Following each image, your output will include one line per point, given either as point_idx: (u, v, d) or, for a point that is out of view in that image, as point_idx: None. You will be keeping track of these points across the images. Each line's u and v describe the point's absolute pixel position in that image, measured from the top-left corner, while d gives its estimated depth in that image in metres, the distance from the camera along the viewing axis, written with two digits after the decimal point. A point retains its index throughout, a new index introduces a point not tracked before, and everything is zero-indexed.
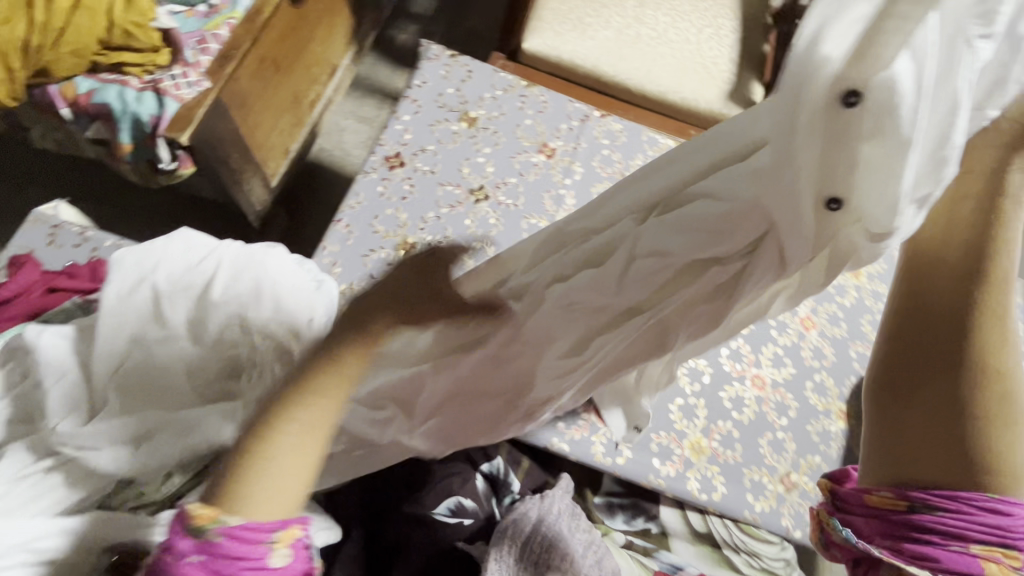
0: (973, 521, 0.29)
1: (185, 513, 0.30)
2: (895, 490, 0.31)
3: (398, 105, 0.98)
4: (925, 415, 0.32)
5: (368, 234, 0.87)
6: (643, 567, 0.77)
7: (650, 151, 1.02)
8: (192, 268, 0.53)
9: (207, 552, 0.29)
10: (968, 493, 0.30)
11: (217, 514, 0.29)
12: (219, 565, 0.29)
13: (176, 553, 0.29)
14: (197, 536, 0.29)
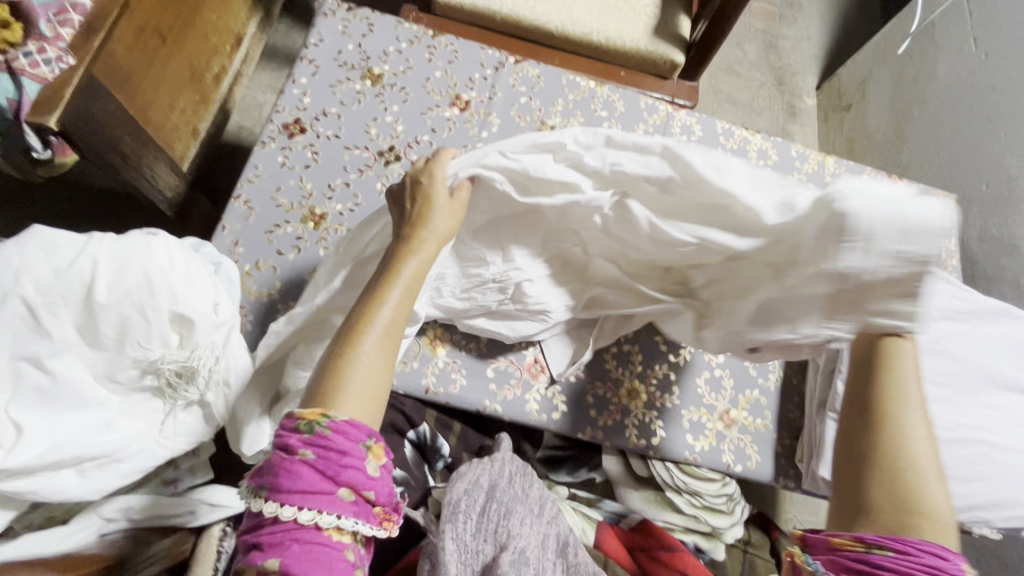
0: (913, 558, 0.42)
1: (297, 414, 0.41)
2: (852, 534, 0.45)
3: (294, 67, 0.91)
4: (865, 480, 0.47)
5: (270, 208, 0.81)
6: (586, 517, 0.77)
7: (570, 95, 0.97)
8: (112, 290, 0.58)
9: (317, 449, 0.40)
10: (910, 539, 0.43)
11: (328, 411, 0.41)
12: (330, 460, 0.40)
13: (289, 446, 0.40)
14: (306, 432, 0.40)
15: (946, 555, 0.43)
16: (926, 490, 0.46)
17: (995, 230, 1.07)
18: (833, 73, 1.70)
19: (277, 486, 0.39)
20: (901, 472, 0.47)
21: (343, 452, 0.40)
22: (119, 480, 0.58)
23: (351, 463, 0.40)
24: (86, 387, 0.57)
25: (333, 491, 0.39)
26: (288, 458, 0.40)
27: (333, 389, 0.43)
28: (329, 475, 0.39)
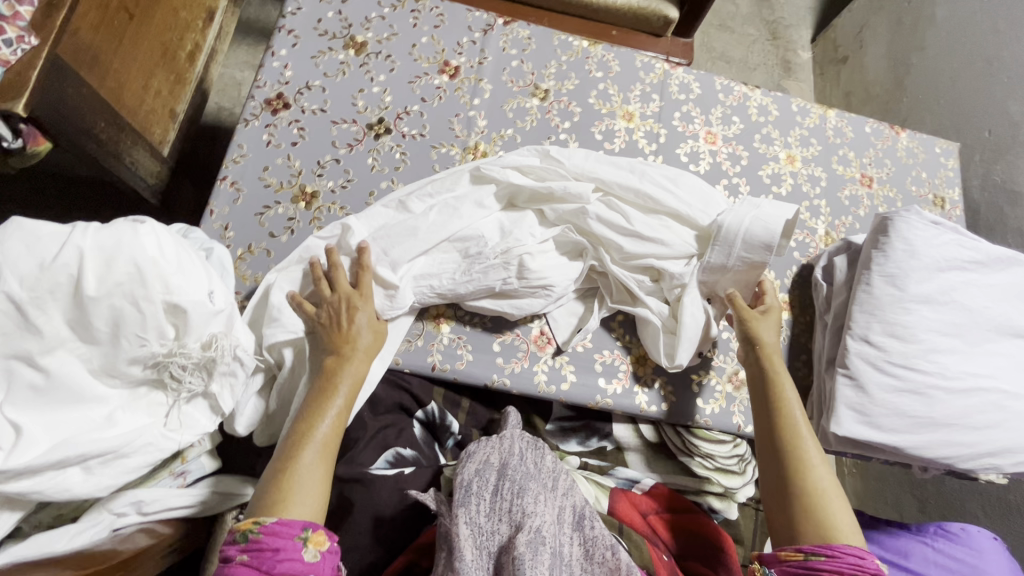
0: (839, 560, 0.54)
1: (234, 528, 0.50)
2: (792, 547, 0.57)
3: (273, 39, 0.86)
4: (776, 498, 0.61)
5: (258, 188, 0.78)
6: (598, 485, 0.77)
7: (563, 57, 0.93)
8: (101, 282, 0.54)
9: (251, 552, 0.48)
10: (834, 544, 0.55)
11: (258, 520, 0.50)
12: (263, 557, 0.48)
13: (229, 556, 0.49)
14: (241, 541, 0.49)
15: (864, 554, 0.54)
16: (830, 512, 0.58)
17: (997, 178, 1.05)
18: (828, 24, 1.65)
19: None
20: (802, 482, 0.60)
21: (276, 546, 0.48)
22: (127, 475, 0.57)
23: (285, 555, 0.48)
24: (84, 383, 0.55)
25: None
26: (229, 565, 0.48)
27: (281, 499, 0.52)
28: (264, 571, 0.47)
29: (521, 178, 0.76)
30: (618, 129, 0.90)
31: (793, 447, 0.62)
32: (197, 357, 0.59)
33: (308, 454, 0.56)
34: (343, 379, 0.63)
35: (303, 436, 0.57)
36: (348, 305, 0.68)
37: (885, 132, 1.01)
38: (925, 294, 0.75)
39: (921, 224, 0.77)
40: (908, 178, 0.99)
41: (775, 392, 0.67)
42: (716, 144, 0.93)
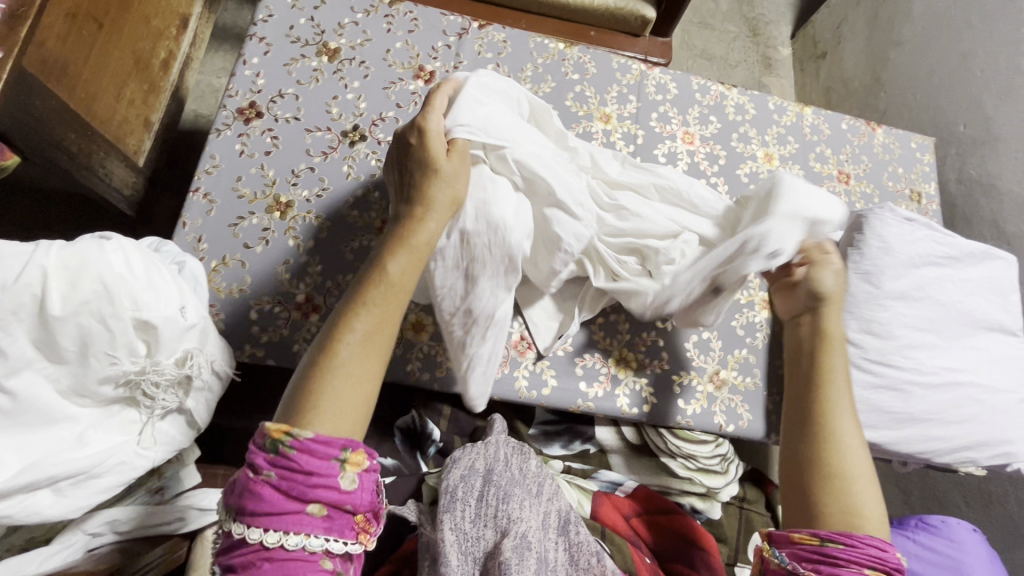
0: (860, 550, 0.48)
1: (265, 429, 0.42)
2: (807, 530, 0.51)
3: (244, 47, 0.85)
4: (795, 468, 0.56)
5: (232, 199, 0.77)
6: (581, 489, 0.77)
7: (539, 59, 0.92)
8: (66, 301, 0.53)
9: (282, 469, 0.41)
10: (854, 532, 0.50)
11: (291, 431, 0.42)
12: (294, 481, 0.41)
13: (255, 466, 0.41)
14: (272, 452, 0.41)
15: (886, 546, 0.49)
16: (855, 495, 0.53)
17: (972, 171, 1.06)
18: (806, 20, 1.66)
19: (247, 509, 0.41)
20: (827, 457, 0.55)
21: (309, 471, 0.41)
22: (100, 495, 0.56)
23: (322, 480, 0.41)
24: (52, 403, 0.54)
25: (300, 509, 0.41)
26: (254, 475, 0.41)
27: (313, 404, 0.43)
28: (296, 496, 0.41)
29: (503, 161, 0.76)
30: (595, 131, 0.90)
31: (830, 428, 0.57)
32: (170, 373, 0.58)
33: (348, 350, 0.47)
34: (395, 263, 0.52)
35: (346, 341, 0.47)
36: (424, 171, 0.57)
37: (862, 129, 1.01)
38: (900, 291, 0.75)
39: (895, 221, 0.77)
40: (884, 173, 1.00)
41: (819, 371, 0.62)
42: (694, 144, 0.93)
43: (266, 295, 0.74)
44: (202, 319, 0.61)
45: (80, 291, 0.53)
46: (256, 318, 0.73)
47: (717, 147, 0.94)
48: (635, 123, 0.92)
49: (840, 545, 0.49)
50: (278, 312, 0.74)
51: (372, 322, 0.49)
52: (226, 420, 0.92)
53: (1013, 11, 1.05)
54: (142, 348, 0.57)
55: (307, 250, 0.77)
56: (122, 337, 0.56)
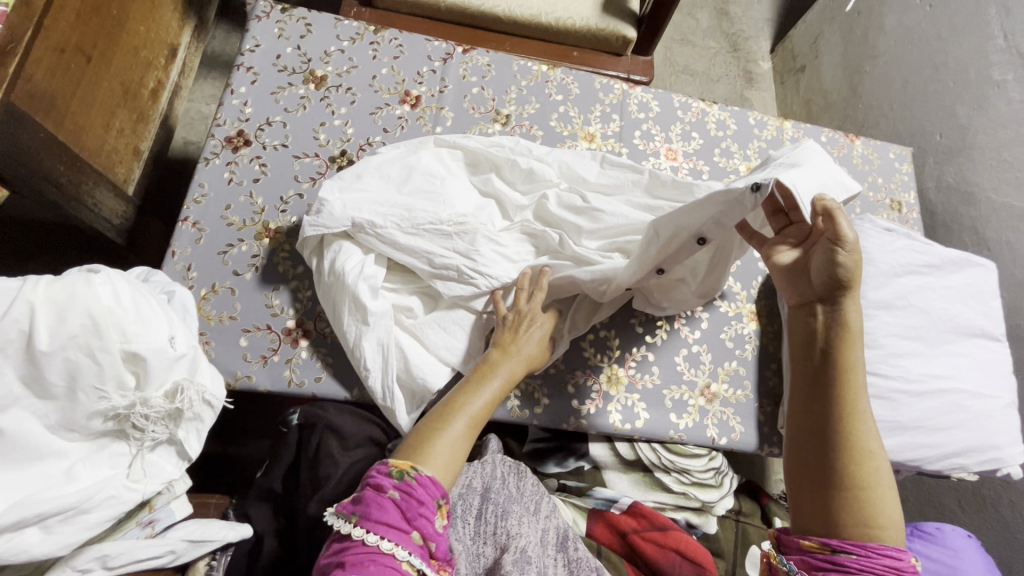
0: (873, 559, 0.50)
1: (392, 462, 0.54)
2: (817, 539, 0.53)
3: (232, 76, 0.86)
4: (817, 479, 0.55)
5: (221, 227, 0.78)
6: (576, 508, 0.79)
7: (523, 81, 0.94)
8: (54, 335, 0.53)
9: (405, 492, 0.52)
10: (868, 541, 0.51)
11: (414, 467, 0.54)
12: (410, 504, 0.51)
13: (380, 484, 0.52)
14: (398, 477, 0.52)
15: (902, 556, 0.50)
16: (878, 504, 0.53)
17: (951, 180, 1.09)
18: (785, 35, 1.70)
19: (369, 515, 0.50)
20: (851, 468, 0.54)
21: (422, 501, 0.52)
22: (89, 531, 0.55)
23: (425, 514, 0.51)
24: (40, 439, 0.54)
25: (407, 530, 0.50)
26: (378, 491, 0.51)
27: (427, 450, 0.56)
28: (407, 518, 0.50)
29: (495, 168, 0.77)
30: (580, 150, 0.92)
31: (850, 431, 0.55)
32: (159, 406, 0.58)
33: (459, 423, 0.60)
34: (504, 368, 0.66)
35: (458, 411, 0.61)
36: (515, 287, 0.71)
37: (841, 141, 1.04)
38: (883, 300, 0.76)
39: (874, 232, 0.79)
40: (865, 184, 1.02)
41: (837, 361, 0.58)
42: (678, 160, 0.95)
43: (256, 321, 0.75)
44: (192, 348, 0.62)
45: (68, 325, 0.53)
46: (246, 344, 0.73)
47: (700, 162, 0.96)
48: (619, 141, 0.94)
49: (852, 554, 0.51)
50: (269, 337, 0.74)
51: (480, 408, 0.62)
52: (218, 447, 0.91)
53: (981, 24, 1.08)
54: (130, 379, 0.57)
55: (297, 276, 0.77)
56: (110, 369, 0.56)
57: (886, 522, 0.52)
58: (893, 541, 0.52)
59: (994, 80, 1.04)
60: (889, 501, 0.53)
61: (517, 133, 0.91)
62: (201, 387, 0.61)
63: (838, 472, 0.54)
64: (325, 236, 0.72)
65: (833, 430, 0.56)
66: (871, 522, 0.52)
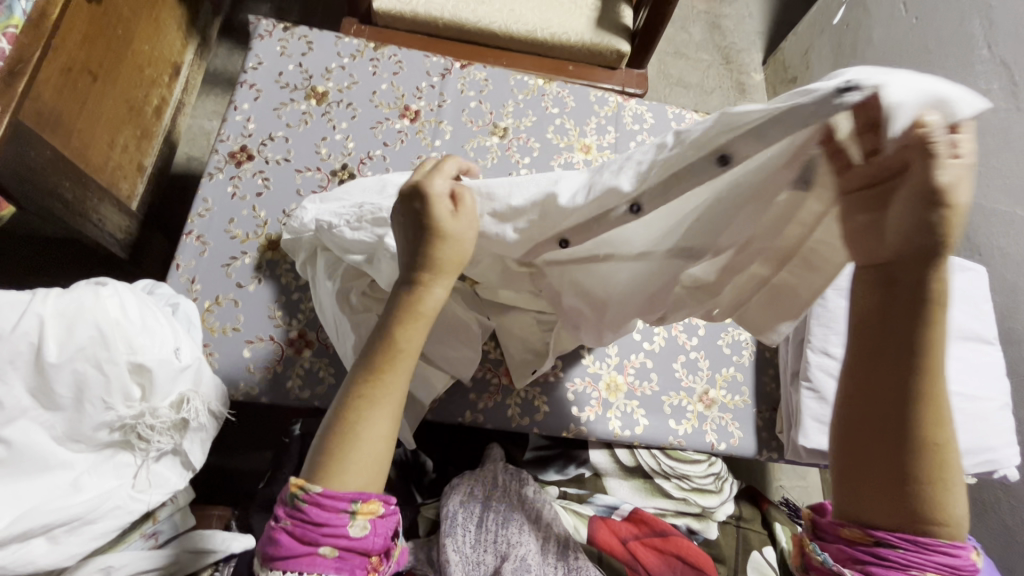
0: (926, 556, 0.43)
1: (288, 483, 0.47)
2: (863, 529, 0.45)
3: (235, 93, 0.88)
4: (888, 477, 0.44)
5: (224, 240, 0.79)
6: (577, 515, 0.77)
7: (520, 95, 0.96)
8: (63, 347, 0.54)
9: (297, 516, 0.45)
10: (935, 542, 0.43)
11: (306, 484, 0.45)
12: (307, 528, 0.44)
13: (279, 511, 0.46)
14: (290, 501, 0.45)
15: (960, 549, 0.43)
16: (952, 491, 0.44)
17: None
18: (776, 48, 1.74)
19: (270, 554, 0.45)
20: (926, 461, 0.43)
21: (319, 520, 0.44)
22: (95, 542, 0.55)
23: (331, 529, 0.44)
24: (47, 450, 0.55)
25: (314, 552, 0.44)
26: (280, 519, 0.45)
27: (335, 468, 0.46)
28: (309, 540, 0.44)
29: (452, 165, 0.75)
30: (577, 160, 0.94)
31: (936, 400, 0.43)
32: (166, 417, 0.59)
33: (370, 414, 0.48)
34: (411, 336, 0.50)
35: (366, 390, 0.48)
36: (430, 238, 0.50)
37: None
38: None
39: None
40: None
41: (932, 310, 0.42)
42: None
43: (259, 332, 0.76)
44: (200, 360, 0.62)
45: (76, 339, 0.54)
46: (249, 355, 0.74)
47: None
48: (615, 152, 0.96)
49: (897, 549, 0.43)
50: (271, 348, 0.75)
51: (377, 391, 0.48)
52: (220, 459, 0.92)
53: (966, 35, 1.11)
54: (136, 392, 0.58)
55: (299, 287, 0.78)
56: (118, 381, 0.56)
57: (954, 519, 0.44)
58: (959, 536, 0.44)
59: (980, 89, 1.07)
60: (961, 496, 0.44)
61: (516, 145, 0.93)
62: (207, 400, 0.62)
63: (914, 469, 0.43)
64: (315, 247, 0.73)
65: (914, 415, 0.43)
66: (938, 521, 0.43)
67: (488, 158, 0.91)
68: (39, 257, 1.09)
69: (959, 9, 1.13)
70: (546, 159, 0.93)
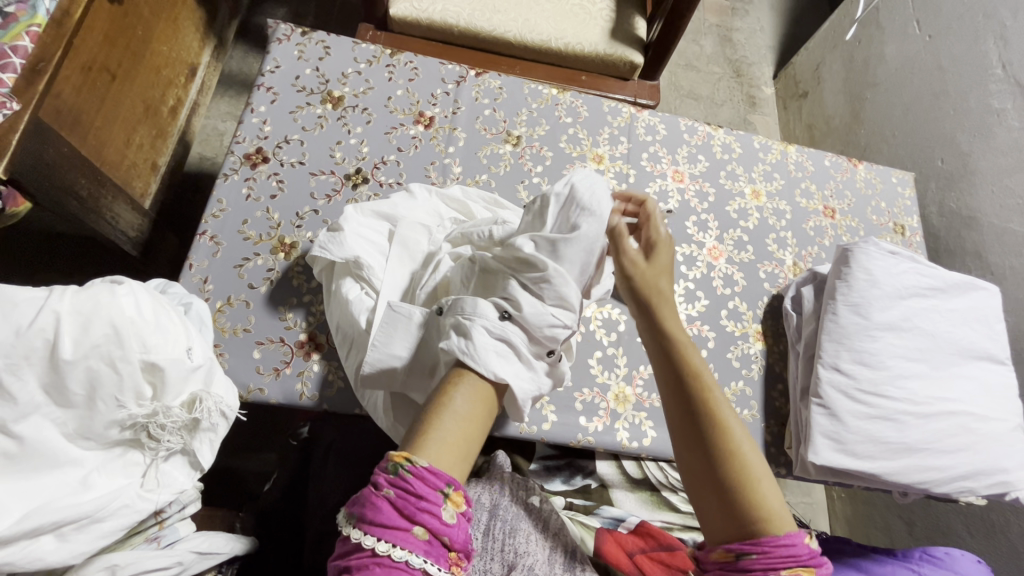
0: (770, 555, 0.48)
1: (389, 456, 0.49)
2: (723, 547, 0.51)
3: (252, 95, 0.89)
4: (710, 484, 0.54)
5: (238, 241, 0.80)
6: (583, 526, 0.76)
7: (534, 104, 0.97)
8: (77, 345, 0.54)
9: (399, 489, 0.46)
10: (763, 536, 0.50)
11: (411, 455, 0.48)
12: (408, 501, 0.46)
13: (377, 483, 0.47)
14: (392, 472, 0.47)
15: (796, 541, 0.50)
16: (762, 493, 0.52)
17: (953, 205, 1.11)
18: (787, 63, 1.74)
19: (365, 519, 0.46)
20: (733, 468, 0.53)
21: (421, 494, 0.46)
22: (103, 541, 0.55)
23: (429, 506, 0.46)
24: (58, 447, 0.55)
25: (408, 528, 0.45)
26: (377, 490, 0.47)
27: (420, 442, 0.50)
28: (406, 514, 0.46)
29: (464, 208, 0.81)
30: (589, 171, 0.94)
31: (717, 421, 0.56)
32: (178, 416, 0.59)
33: (461, 400, 0.54)
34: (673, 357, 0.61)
35: (453, 409, 0.53)
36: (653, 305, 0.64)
37: (844, 165, 1.06)
38: (889, 322, 0.77)
39: (879, 254, 0.80)
40: (868, 208, 1.03)
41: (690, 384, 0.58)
42: (684, 181, 0.97)
43: (270, 333, 0.76)
44: (209, 360, 0.63)
45: (89, 340, 0.54)
46: (259, 357, 0.74)
47: (707, 185, 0.98)
48: (627, 163, 0.96)
49: (747, 554, 0.49)
50: (281, 350, 0.75)
51: (465, 407, 0.54)
52: (224, 460, 0.92)
53: (980, 54, 1.11)
54: (150, 392, 0.58)
55: (310, 290, 0.79)
56: (132, 381, 0.57)
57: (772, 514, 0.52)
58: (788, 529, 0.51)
59: (993, 108, 1.07)
60: (770, 490, 0.52)
61: (528, 153, 0.93)
62: (218, 399, 0.63)
63: (723, 472, 0.53)
64: (334, 262, 0.75)
65: (706, 430, 0.55)
66: (759, 518, 0.51)
67: (500, 165, 0.91)
68: (54, 254, 1.10)
69: (974, 28, 1.13)
70: (559, 168, 0.93)
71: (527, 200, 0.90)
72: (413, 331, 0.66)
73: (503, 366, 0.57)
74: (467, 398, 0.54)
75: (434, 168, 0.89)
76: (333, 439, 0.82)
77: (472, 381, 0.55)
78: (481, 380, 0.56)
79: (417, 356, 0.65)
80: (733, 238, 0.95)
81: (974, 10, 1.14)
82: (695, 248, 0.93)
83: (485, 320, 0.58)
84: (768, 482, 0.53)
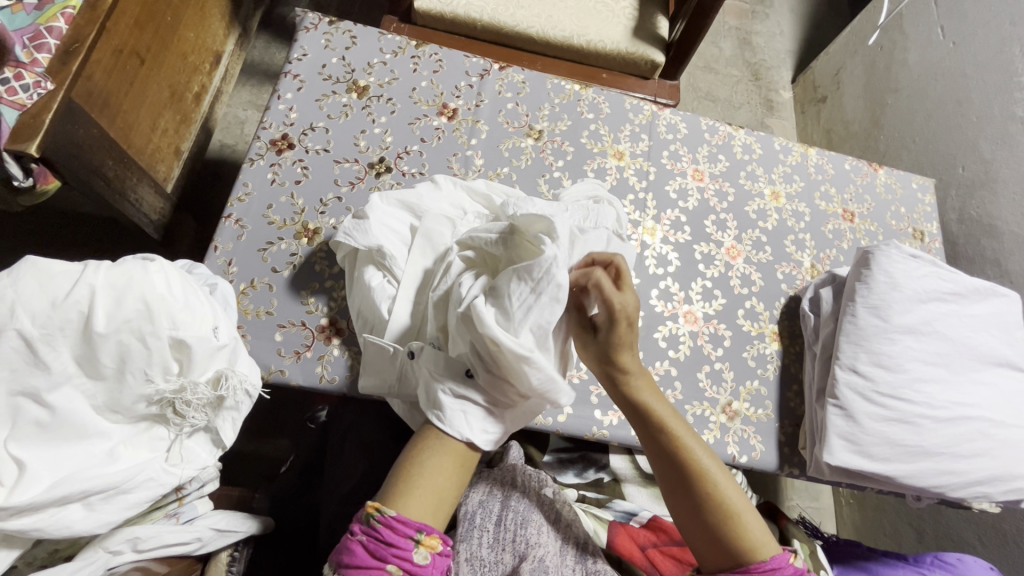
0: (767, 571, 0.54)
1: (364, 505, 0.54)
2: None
3: (279, 83, 0.90)
4: (698, 526, 0.57)
5: (262, 225, 0.81)
6: (596, 518, 0.76)
7: (556, 99, 0.97)
8: (110, 318, 0.55)
9: (370, 534, 0.51)
10: (750, 566, 0.55)
11: (379, 506, 0.52)
12: (379, 545, 0.51)
13: (352, 530, 0.52)
14: (365, 522, 0.52)
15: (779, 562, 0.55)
16: (747, 526, 0.56)
17: (973, 213, 1.10)
18: (805, 67, 1.74)
19: (342, 562, 0.51)
20: (716, 509, 0.57)
21: (391, 541, 0.50)
22: (128, 511, 0.56)
23: (402, 551, 0.50)
24: (87, 418, 0.56)
25: (382, 567, 0.50)
26: (353, 536, 0.52)
27: (392, 493, 0.54)
28: (378, 556, 0.50)
29: (478, 200, 0.81)
30: (610, 167, 0.94)
31: (695, 470, 0.58)
32: (204, 393, 0.60)
33: (433, 459, 0.56)
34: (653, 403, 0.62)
35: (420, 460, 0.56)
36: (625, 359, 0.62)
37: (864, 169, 1.05)
38: (909, 325, 0.77)
39: (900, 257, 0.80)
40: (888, 212, 1.03)
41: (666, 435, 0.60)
42: (704, 180, 0.97)
43: (292, 317, 0.77)
44: (235, 342, 0.64)
45: (119, 318, 0.55)
46: (281, 340, 0.75)
47: (726, 185, 0.98)
48: (647, 160, 0.96)
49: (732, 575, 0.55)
50: (303, 334, 0.76)
51: (435, 458, 0.56)
52: (240, 442, 0.93)
53: (1005, 62, 1.11)
54: (178, 371, 0.59)
55: (332, 276, 0.79)
56: (160, 357, 0.58)
57: (758, 544, 0.56)
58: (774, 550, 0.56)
59: (1017, 117, 1.06)
60: (752, 522, 0.56)
61: (549, 148, 0.93)
62: (242, 376, 0.63)
63: (708, 515, 0.57)
64: (357, 249, 0.76)
65: (686, 480, 0.58)
66: (745, 550, 0.56)
67: (521, 159, 0.92)
68: (75, 235, 1.11)
69: (998, 35, 1.13)
70: (579, 163, 0.93)
71: (548, 193, 0.90)
72: (395, 369, 0.69)
73: (470, 422, 0.57)
74: (434, 449, 0.57)
75: (457, 160, 0.90)
76: (350, 424, 0.83)
77: (439, 436, 0.57)
78: (450, 440, 0.57)
79: (400, 389, 0.68)
80: (751, 238, 0.95)
81: (1000, 17, 1.13)
82: (712, 247, 0.93)
83: (448, 381, 0.59)
84: (751, 512, 0.57)
